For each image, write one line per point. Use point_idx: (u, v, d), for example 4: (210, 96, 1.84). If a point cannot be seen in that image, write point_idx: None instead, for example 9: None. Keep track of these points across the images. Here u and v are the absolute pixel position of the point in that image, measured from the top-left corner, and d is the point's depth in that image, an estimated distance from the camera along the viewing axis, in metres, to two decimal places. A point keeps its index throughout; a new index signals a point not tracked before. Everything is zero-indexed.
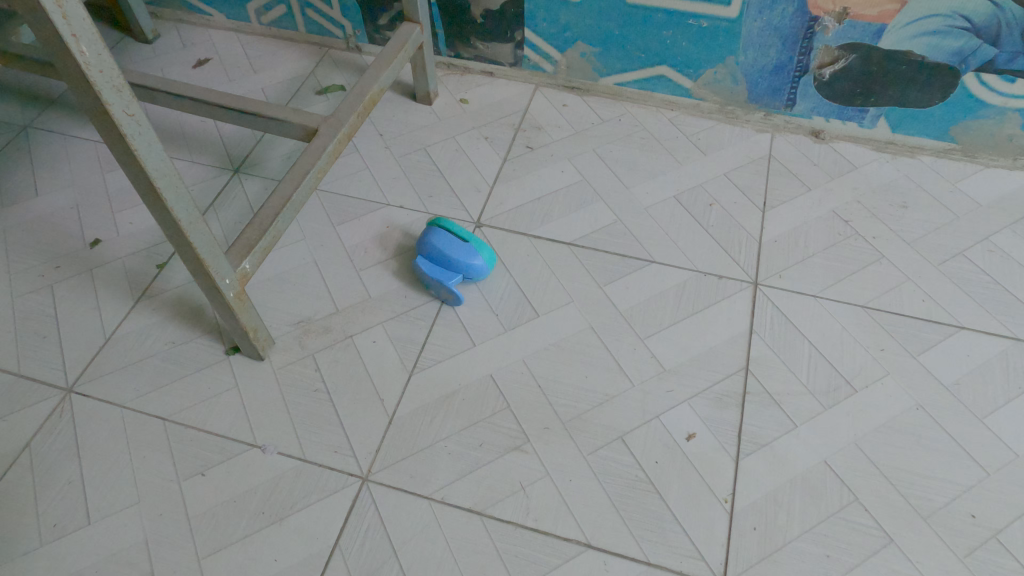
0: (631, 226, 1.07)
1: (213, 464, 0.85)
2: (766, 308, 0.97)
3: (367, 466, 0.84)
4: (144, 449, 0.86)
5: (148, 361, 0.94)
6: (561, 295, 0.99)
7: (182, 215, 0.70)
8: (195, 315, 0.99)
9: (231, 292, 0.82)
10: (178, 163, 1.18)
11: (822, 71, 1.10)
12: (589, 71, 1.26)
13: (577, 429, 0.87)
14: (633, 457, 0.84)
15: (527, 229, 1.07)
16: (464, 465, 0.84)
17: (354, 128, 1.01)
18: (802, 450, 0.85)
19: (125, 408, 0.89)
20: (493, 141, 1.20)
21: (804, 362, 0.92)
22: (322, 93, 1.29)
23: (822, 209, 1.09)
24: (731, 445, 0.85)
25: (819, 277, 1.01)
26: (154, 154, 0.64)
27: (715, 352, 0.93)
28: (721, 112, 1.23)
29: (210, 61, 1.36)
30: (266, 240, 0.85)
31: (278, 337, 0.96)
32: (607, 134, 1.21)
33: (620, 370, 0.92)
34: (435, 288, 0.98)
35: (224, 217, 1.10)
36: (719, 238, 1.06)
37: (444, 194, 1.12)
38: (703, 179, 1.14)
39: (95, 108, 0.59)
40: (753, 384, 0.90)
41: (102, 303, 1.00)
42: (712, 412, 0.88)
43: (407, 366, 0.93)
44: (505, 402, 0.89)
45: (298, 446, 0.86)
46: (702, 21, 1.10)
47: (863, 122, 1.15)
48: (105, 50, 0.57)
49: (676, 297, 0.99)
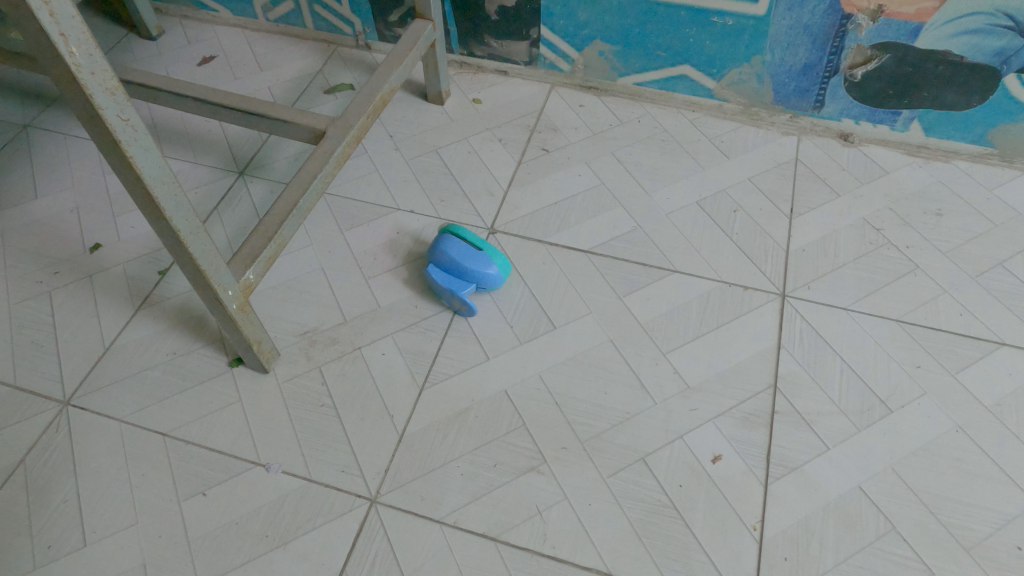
0: (651, 234, 1.03)
1: (215, 483, 0.81)
2: (795, 322, 0.92)
3: (375, 487, 0.80)
4: (143, 467, 0.82)
5: (149, 373, 0.90)
6: (578, 306, 0.95)
7: (181, 224, 0.66)
8: (198, 325, 0.95)
9: (234, 303, 0.78)
10: (182, 165, 1.14)
11: (853, 71, 1.05)
12: (607, 71, 1.21)
13: (596, 450, 0.82)
14: (656, 480, 0.80)
15: (543, 235, 1.03)
16: (477, 487, 0.80)
17: (363, 129, 0.96)
18: (835, 475, 0.80)
19: (124, 423, 0.86)
20: (507, 143, 1.16)
21: (836, 379, 0.87)
22: (330, 93, 1.25)
23: (852, 216, 1.04)
24: (760, 468, 0.81)
25: (850, 288, 0.96)
26: (151, 162, 0.60)
27: (741, 368, 0.89)
28: (744, 113, 1.18)
29: (216, 59, 1.32)
30: (271, 248, 0.81)
31: (284, 349, 0.92)
32: (626, 136, 1.16)
33: (641, 387, 0.87)
34: (447, 298, 0.94)
35: (228, 222, 1.06)
36: (745, 247, 1.01)
37: (456, 198, 1.08)
38: (727, 184, 1.09)
39: (87, 113, 0.55)
40: (782, 403, 0.85)
41: (102, 311, 0.96)
42: (739, 432, 0.83)
43: (417, 381, 0.89)
44: (520, 420, 0.85)
45: (304, 465, 0.82)
46: (727, 18, 1.05)
47: (895, 125, 1.10)
48: (97, 51, 0.53)
49: (700, 309, 0.94)
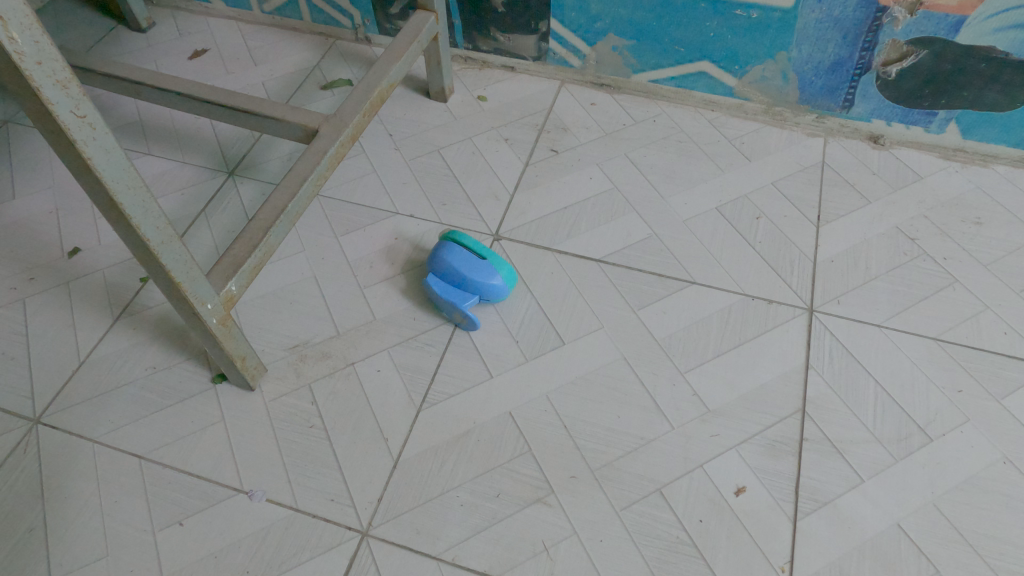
0: (668, 242, 0.96)
1: (193, 512, 0.74)
2: (823, 340, 0.85)
3: (367, 518, 0.73)
4: (116, 492, 0.76)
5: (125, 389, 0.84)
6: (589, 321, 0.88)
7: (150, 233, 0.60)
8: (180, 336, 0.89)
9: (214, 317, 0.71)
10: (169, 164, 1.08)
11: (887, 69, 0.98)
12: (620, 67, 1.14)
13: (608, 479, 0.76)
14: (673, 514, 0.73)
15: (551, 243, 0.96)
16: (478, 520, 0.73)
17: (359, 128, 0.89)
18: (871, 510, 0.73)
19: (97, 444, 0.79)
20: (514, 144, 1.09)
21: (870, 403, 0.80)
22: (327, 88, 1.18)
23: (884, 224, 0.96)
24: (788, 502, 0.74)
25: (882, 304, 0.88)
26: (114, 163, 0.54)
27: (766, 391, 0.81)
28: (767, 113, 1.10)
29: (208, 52, 1.25)
30: (256, 257, 0.74)
31: (271, 364, 0.85)
32: (641, 136, 1.09)
33: (657, 410, 0.80)
34: (447, 310, 0.87)
35: (215, 226, 0.99)
36: (768, 257, 0.94)
37: (459, 202, 1.01)
38: (749, 189, 1.01)
39: (37, 108, 0.49)
40: (811, 429, 0.78)
41: (78, 321, 0.90)
42: (764, 461, 0.76)
43: (415, 401, 0.82)
44: (526, 445, 0.78)
45: (290, 493, 0.75)
46: (752, 11, 0.98)
47: (930, 127, 1.03)
48: (45, 37, 0.46)
49: (721, 324, 0.87)
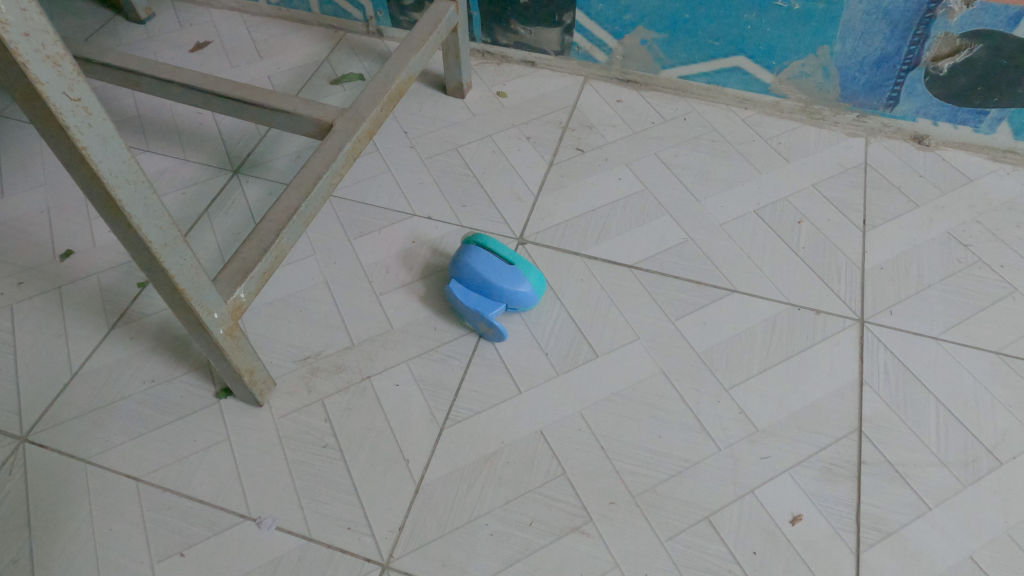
0: (704, 247, 0.90)
1: (196, 541, 0.67)
2: (877, 353, 0.79)
3: (388, 549, 0.67)
4: (110, 519, 0.69)
5: (121, 405, 0.77)
6: (624, 331, 0.82)
7: (152, 234, 0.53)
8: (181, 346, 0.82)
9: (220, 328, 0.65)
10: (169, 162, 1.01)
11: (938, 64, 0.92)
12: (649, 62, 1.08)
13: (651, 506, 0.69)
14: (724, 545, 0.67)
15: (580, 247, 0.90)
16: (510, 552, 0.66)
17: (376, 123, 0.83)
18: (940, 541, 0.67)
19: (90, 464, 0.72)
20: (537, 142, 1.03)
21: (932, 423, 0.74)
22: (338, 83, 1.12)
23: (935, 229, 0.91)
24: (849, 531, 0.67)
25: (938, 314, 0.82)
26: (111, 155, 0.47)
27: (818, 409, 0.75)
28: (804, 112, 1.05)
29: (211, 45, 1.19)
30: (266, 262, 0.67)
31: (280, 378, 0.79)
32: (671, 135, 1.03)
33: (701, 429, 0.74)
34: (471, 320, 0.80)
35: (219, 229, 0.93)
36: (813, 263, 0.88)
37: (480, 203, 0.95)
38: (789, 191, 0.95)
39: (23, 89, 0.42)
40: (870, 451, 0.72)
41: (70, 330, 0.83)
42: (820, 486, 0.70)
43: (437, 418, 0.75)
44: (560, 466, 0.72)
45: (303, 520, 0.69)
46: (794, 2, 0.92)
47: (980, 126, 0.97)
48: (32, 6, 0.40)
49: (766, 336, 0.81)
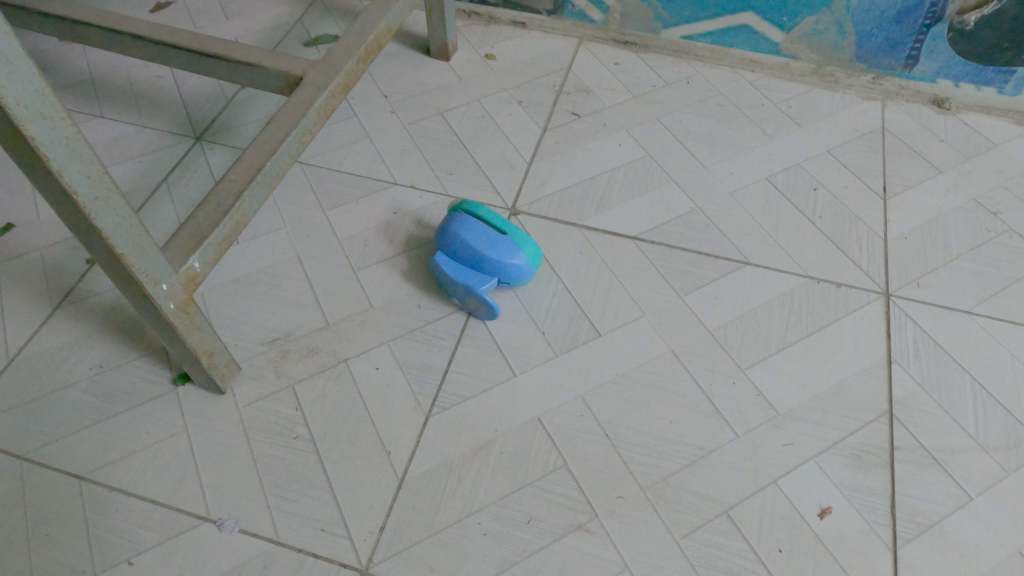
0: (713, 217, 0.82)
1: (147, 547, 0.59)
2: (905, 329, 0.72)
3: (367, 553, 0.59)
4: (48, 524, 0.60)
5: (64, 394, 0.68)
6: (629, 307, 0.74)
7: (78, 183, 0.44)
8: (134, 328, 0.73)
9: (172, 303, 0.56)
10: (125, 128, 0.92)
11: (963, 17, 0.85)
12: (649, 21, 1.00)
13: (663, 500, 0.62)
14: (746, 543, 0.59)
15: (578, 217, 0.82)
16: (506, 554, 0.58)
17: (352, 78, 0.74)
18: (985, 535, 0.60)
19: (27, 462, 0.64)
20: (529, 107, 0.95)
21: (968, 405, 0.67)
22: (312, 45, 1.03)
23: (960, 196, 0.84)
24: (885, 525, 0.60)
25: (969, 287, 0.76)
26: (18, 80, 0.39)
27: (843, 390, 0.68)
28: (815, 74, 0.97)
29: (173, 5, 1.09)
30: (225, 227, 0.59)
31: (246, 362, 0.70)
32: (674, 99, 0.96)
33: (716, 414, 0.67)
34: (460, 296, 0.72)
35: (178, 200, 0.84)
36: (831, 233, 0.80)
37: (468, 171, 0.87)
38: (802, 157, 0.88)
39: None
40: (903, 436, 0.65)
41: (9, 311, 0.74)
42: (850, 476, 0.63)
43: (422, 405, 0.67)
44: (560, 457, 0.64)
45: (269, 522, 0.60)
46: None
47: (1005, 87, 0.90)
48: None
49: (784, 311, 0.74)
